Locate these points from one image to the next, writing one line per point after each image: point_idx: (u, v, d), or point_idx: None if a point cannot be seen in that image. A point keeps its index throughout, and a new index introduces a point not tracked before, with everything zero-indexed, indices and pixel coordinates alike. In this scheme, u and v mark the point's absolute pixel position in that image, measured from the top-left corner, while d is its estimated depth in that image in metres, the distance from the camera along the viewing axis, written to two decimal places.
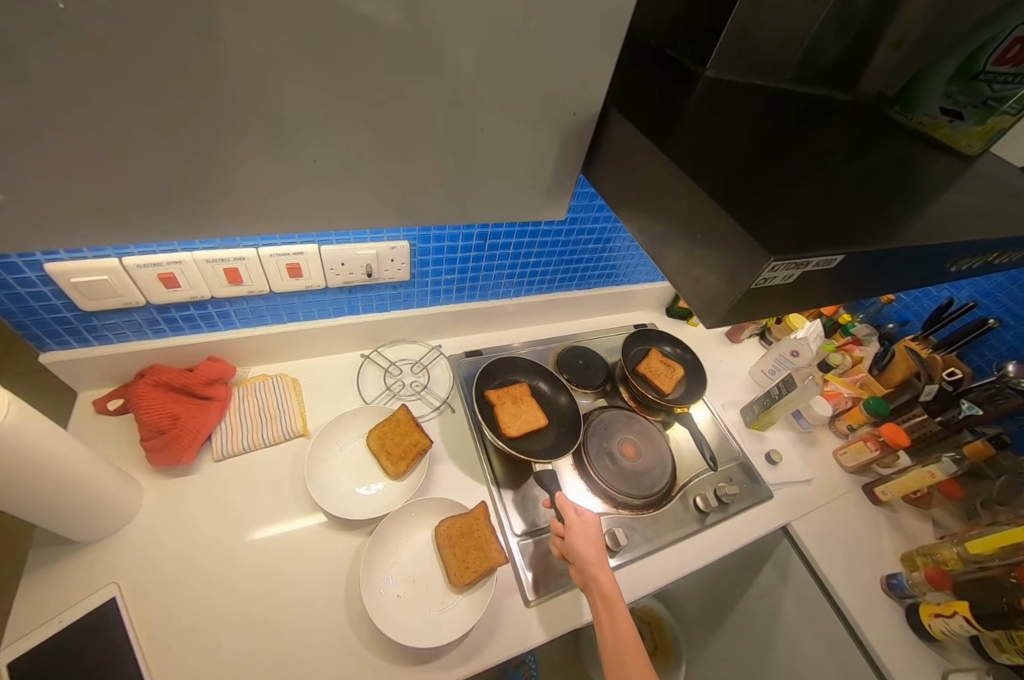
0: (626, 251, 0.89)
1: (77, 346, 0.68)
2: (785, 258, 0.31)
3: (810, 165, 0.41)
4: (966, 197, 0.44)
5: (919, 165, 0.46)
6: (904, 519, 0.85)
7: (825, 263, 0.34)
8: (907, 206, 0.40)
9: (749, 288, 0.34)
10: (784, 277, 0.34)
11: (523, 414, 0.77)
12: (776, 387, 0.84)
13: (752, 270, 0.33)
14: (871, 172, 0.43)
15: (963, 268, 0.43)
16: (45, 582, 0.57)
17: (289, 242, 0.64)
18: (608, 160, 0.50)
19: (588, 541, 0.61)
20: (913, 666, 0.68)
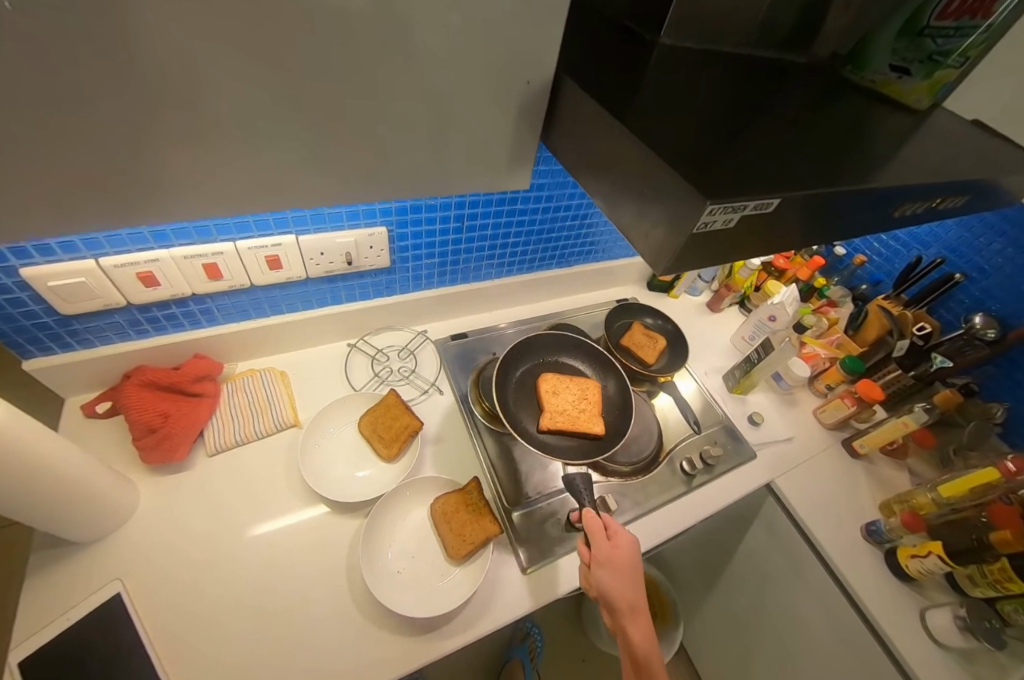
0: (604, 227, 0.90)
1: (61, 352, 0.68)
2: (721, 201, 0.32)
3: (764, 123, 0.43)
4: (915, 148, 0.46)
5: (871, 121, 0.48)
6: (880, 469, 0.89)
7: (762, 207, 0.35)
8: (856, 158, 0.42)
9: (691, 234, 0.35)
10: (724, 221, 0.35)
11: (586, 398, 0.73)
12: (756, 351, 0.86)
13: (692, 214, 0.34)
14: (824, 130, 0.44)
15: (911, 214, 0.45)
16: (47, 582, 0.58)
17: (266, 232, 0.64)
18: (568, 131, 0.51)
19: (613, 572, 0.57)
20: (887, 602, 0.73)
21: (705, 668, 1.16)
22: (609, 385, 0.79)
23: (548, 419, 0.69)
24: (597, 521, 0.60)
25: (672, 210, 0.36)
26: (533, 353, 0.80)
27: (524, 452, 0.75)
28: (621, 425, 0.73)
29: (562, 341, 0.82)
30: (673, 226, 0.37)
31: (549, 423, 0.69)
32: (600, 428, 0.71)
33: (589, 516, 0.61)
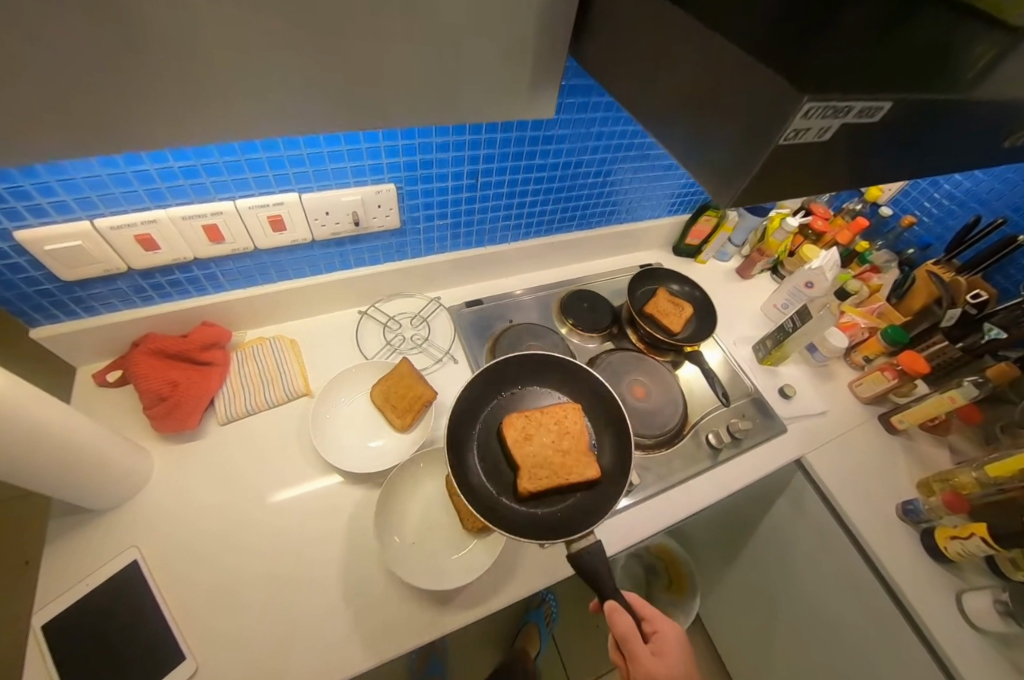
0: (629, 185, 0.84)
1: (67, 320, 0.66)
2: (827, 97, 0.23)
3: (836, 35, 0.36)
4: (1017, 67, 0.38)
5: (962, 37, 0.40)
6: (919, 445, 0.84)
7: (867, 113, 0.26)
8: (950, 76, 0.35)
9: (775, 146, 0.25)
10: (818, 130, 0.25)
11: (567, 432, 0.60)
12: (790, 320, 0.80)
13: (778, 121, 0.24)
14: (909, 45, 0.37)
15: (1012, 145, 0.38)
16: (65, 549, 0.58)
17: (268, 189, 0.60)
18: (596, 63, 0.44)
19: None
20: (921, 582, 0.69)
21: (721, 637, 1.16)
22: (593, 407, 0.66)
23: (529, 480, 0.56)
24: (628, 621, 0.47)
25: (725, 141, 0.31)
26: (496, 389, 0.66)
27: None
28: (622, 457, 0.61)
29: (531, 366, 0.68)
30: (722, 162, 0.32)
31: (531, 484, 0.57)
32: (593, 469, 0.58)
33: (620, 621, 0.46)
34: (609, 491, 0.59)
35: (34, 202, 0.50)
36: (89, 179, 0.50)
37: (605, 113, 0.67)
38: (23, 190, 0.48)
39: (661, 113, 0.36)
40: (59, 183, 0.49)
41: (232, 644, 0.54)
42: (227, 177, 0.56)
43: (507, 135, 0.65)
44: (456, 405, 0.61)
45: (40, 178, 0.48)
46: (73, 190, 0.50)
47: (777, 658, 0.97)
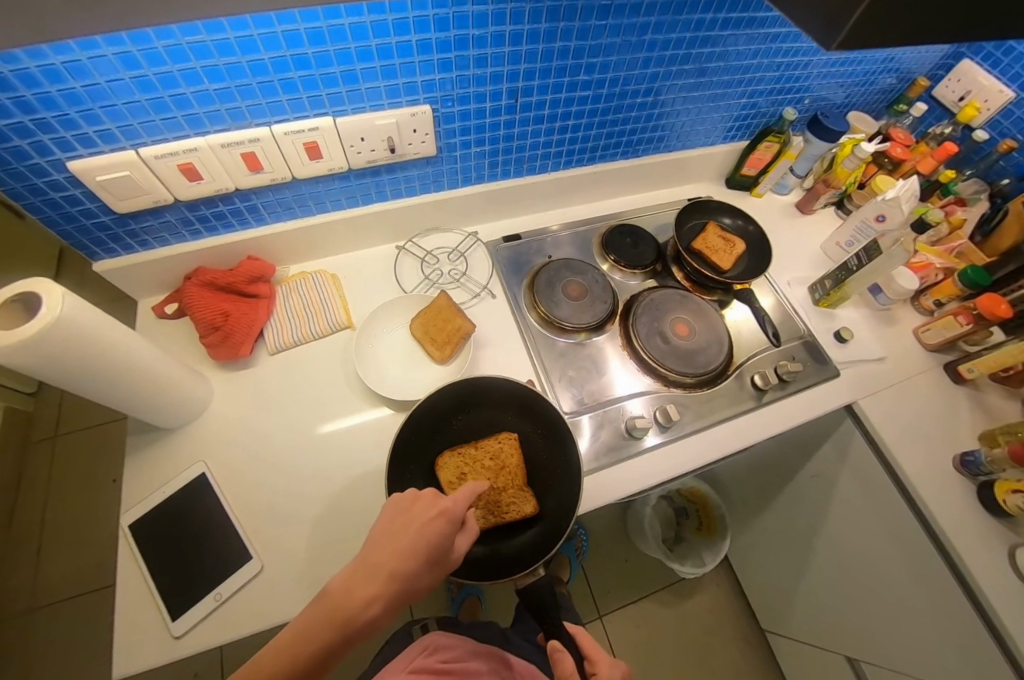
0: (681, 106, 0.76)
1: (125, 254, 0.69)
2: None
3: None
4: None
5: None
6: (987, 397, 0.77)
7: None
8: None
9: None
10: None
11: (502, 468, 0.61)
12: (855, 258, 0.74)
13: None
14: None
15: None
16: (141, 460, 0.64)
17: (302, 114, 0.58)
18: None
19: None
20: (976, 535, 0.66)
21: (748, 577, 1.18)
22: (533, 440, 0.64)
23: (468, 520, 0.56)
24: (570, 667, 0.46)
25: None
26: (435, 429, 0.63)
27: (581, 358, 0.71)
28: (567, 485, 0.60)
29: (467, 404, 0.65)
30: None
31: None
32: (530, 502, 0.59)
33: (560, 665, 0.47)
34: (552, 521, 0.59)
35: (82, 131, 0.50)
36: (130, 105, 0.50)
37: (660, 17, 0.59)
38: (70, 117, 0.49)
39: None
40: (102, 110, 0.49)
41: (293, 548, 0.59)
42: (262, 100, 0.54)
43: (550, 47, 0.59)
44: (394, 449, 0.59)
45: (84, 104, 0.48)
46: (116, 117, 0.50)
47: (805, 598, 0.99)
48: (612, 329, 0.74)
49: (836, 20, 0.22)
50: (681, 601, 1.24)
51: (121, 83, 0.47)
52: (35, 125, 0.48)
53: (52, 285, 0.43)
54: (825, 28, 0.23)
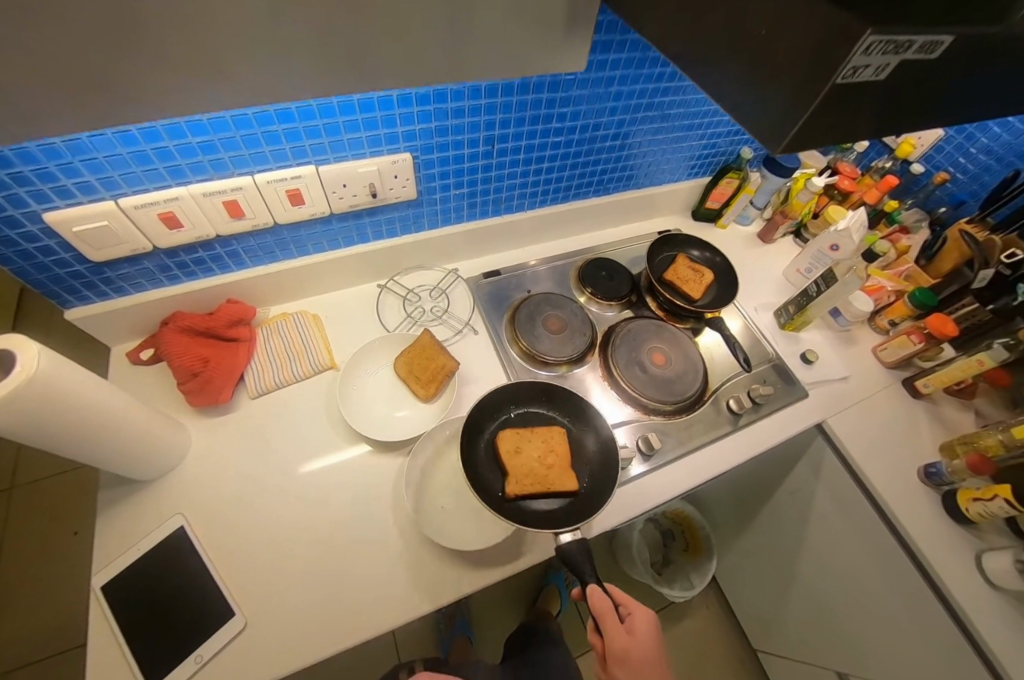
0: (647, 147, 0.81)
1: (99, 300, 0.68)
2: (890, 32, 0.21)
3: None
4: None
5: None
6: (944, 410, 0.82)
7: (928, 49, 0.24)
8: None
9: (829, 89, 0.24)
10: (877, 68, 0.23)
11: (553, 452, 0.62)
12: (814, 285, 0.79)
13: (835, 60, 0.23)
14: None
15: None
16: (112, 517, 0.61)
17: (285, 163, 0.59)
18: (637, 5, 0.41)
19: (632, 663, 0.49)
20: (945, 545, 0.69)
21: (735, 596, 1.19)
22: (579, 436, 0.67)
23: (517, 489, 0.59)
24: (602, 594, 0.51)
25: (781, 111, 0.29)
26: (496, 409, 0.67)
27: None
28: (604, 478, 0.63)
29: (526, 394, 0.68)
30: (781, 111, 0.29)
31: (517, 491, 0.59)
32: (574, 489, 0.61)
33: (595, 595, 0.51)
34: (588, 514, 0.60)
35: (60, 183, 0.50)
36: (111, 157, 0.50)
37: (623, 71, 0.64)
38: (49, 171, 0.49)
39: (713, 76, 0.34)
40: (82, 163, 0.49)
41: (276, 600, 0.57)
42: (245, 151, 0.56)
43: (523, 99, 0.63)
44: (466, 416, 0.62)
45: (64, 158, 0.48)
46: (96, 169, 0.51)
47: (792, 615, 1.00)
48: (592, 359, 0.76)
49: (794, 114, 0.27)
50: (674, 624, 1.24)
51: (102, 137, 0.48)
52: (12, 179, 0.48)
53: (25, 341, 0.43)
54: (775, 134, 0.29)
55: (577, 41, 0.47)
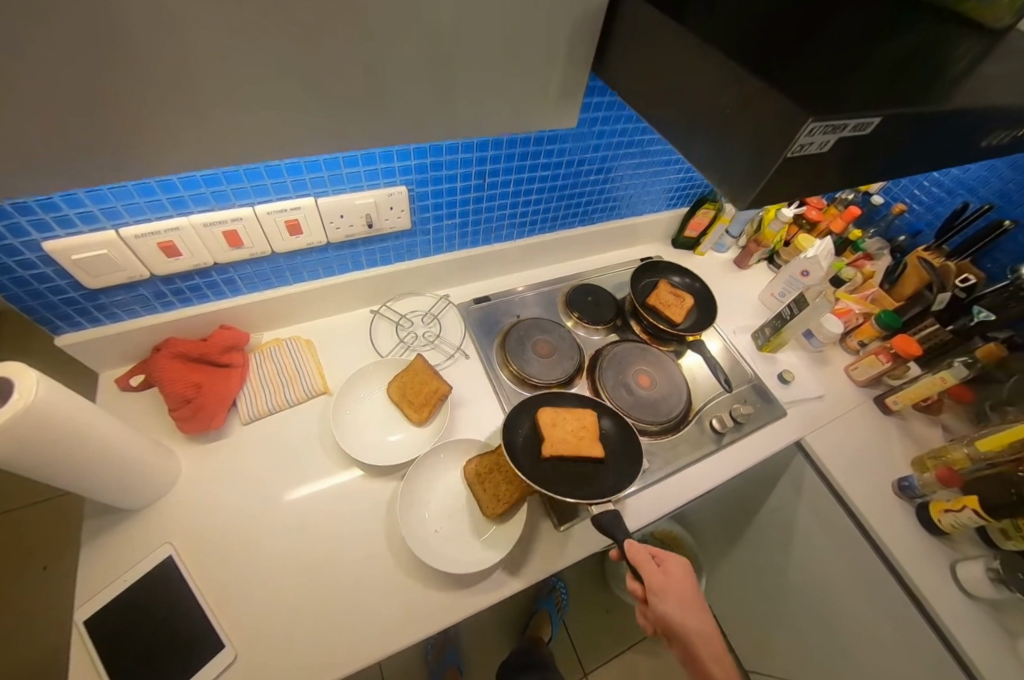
0: (629, 180, 0.86)
1: (91, 326, 0.68)
2: (826, 118, 0.27)
3: (838, 35, 0.38)
4: (1005, 66, 0.40)
5: (952, 43, 0.41)
6: (913, 425, 0.87)
7: (860, 128, 0.30)
8: (942, 74, 0.36)
9: (784, 159, 0.30)
10: (821, 143, 0.30)
11: (586, 429, 0.68)
12: (788, 308, 0.83)
13: (787, 136, 0.29)
14: (905, 49, 0.38)
15: (993, 142, 0.39)
16: (96, 549, 0.60)
17: (285, 195, 0.62)
18: (617, 60, 0.45)
19: (672, 599, 0.53)
20: (921, 557, 0.72)
21: (725, 616, 1.20)
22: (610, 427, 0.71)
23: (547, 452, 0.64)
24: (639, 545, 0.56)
25: (747, 162, 0.33)
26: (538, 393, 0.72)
27: None
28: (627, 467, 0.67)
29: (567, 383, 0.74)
30: (749, 162, 0.33)
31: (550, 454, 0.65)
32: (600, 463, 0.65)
33: (634, 546, 0.56)
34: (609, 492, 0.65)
35: (63, 213, 0.52)
36: (115, 189, 0.52)
37: (605, 113, 0.69)
38: (53, 201, 0.50)
39: (698, 128, 0.37)
40: (87, 194, 0.51)
41: (267, 631, 0.57)
42: (246, 184, 0.58)
43: (513, 137, 0.67)
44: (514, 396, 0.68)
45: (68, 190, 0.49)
46: (99, 200, 0.52)
47: (779, 632, 1.02)
48: (580, 381, 0.79)
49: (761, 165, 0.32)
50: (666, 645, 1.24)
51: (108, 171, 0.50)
52: (15, 209, 0.49)
53: (27, 369, 0.44)
54: (743, 186, 0.35)
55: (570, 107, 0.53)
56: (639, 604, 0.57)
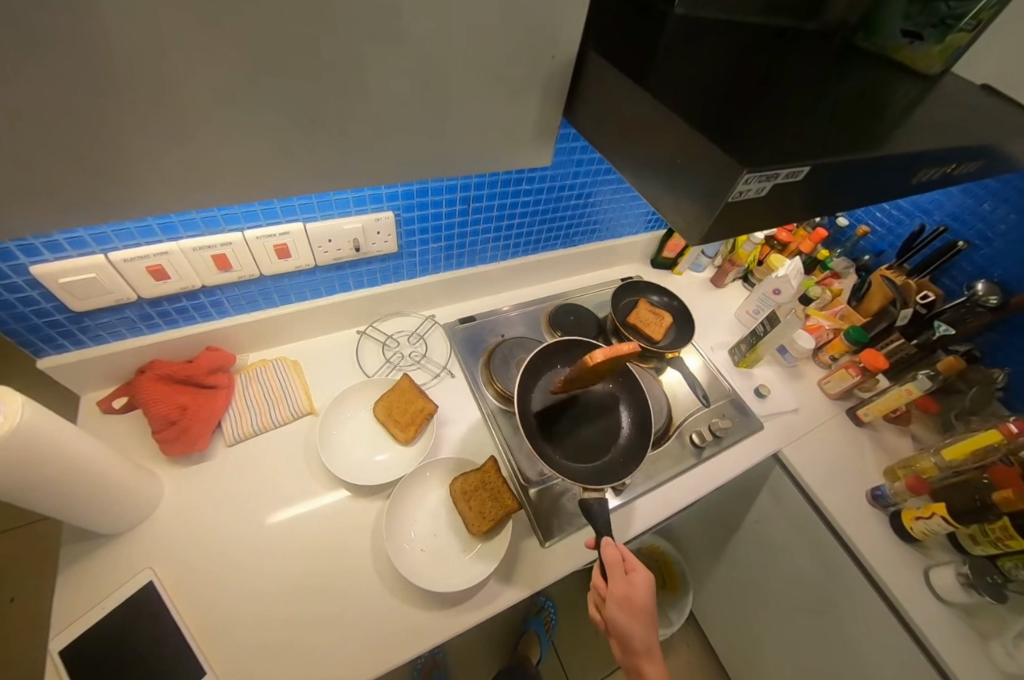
0: (608, 205, 0.90)
1: (75, 349, 0.68)
2: (757, 171, 0.31)
3: (785, 81, 0.42)
4: (936, 110, 0.44)
5: (889, 89, 0.45)
6: (884, 436, 0.90)
7: (792, 175, 0.33)
8: (878, 119, 0.40)
9: (725, 203, 0.34)
10: (757, 190, 0.33)
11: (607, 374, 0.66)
12: (761, 325, 0.87)
13: (726, 184, 0.32)
14: (845, 97, 0.42)
15: (919, 181, 0.41)
16: (71, 578, 0.58)
17: (274, 221, 0.63)
18: (588, 101, 0.49)
19: (631, 610, 0.54)
20: (895, 566, 0.74)
21: (714, 631, 1.20)
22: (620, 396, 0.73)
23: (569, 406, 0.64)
24: (613, 549, 0.56)
25: (702, 199, 0.36)
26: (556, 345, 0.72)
27: None
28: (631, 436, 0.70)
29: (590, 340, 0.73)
30: (707, 201, 0.35)
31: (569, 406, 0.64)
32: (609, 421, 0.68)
33: (606, 548, 0.56)
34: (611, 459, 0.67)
35: (52, 239, 0.52)
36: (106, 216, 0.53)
37: (583, 144, 0.73)
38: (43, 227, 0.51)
39: (661, 170, 0.40)
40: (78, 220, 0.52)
41: (249, 658, 0.56)
42: (236, 211, 0.60)
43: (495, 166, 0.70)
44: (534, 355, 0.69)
45: None
46: (90, 226, 0.53)
47: (766, 646, 1.02)
48: None
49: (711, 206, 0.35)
50: None
51: None
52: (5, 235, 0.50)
53: (13, 394, 0.44)
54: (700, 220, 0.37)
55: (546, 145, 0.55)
56: (595, 591, 0.59)
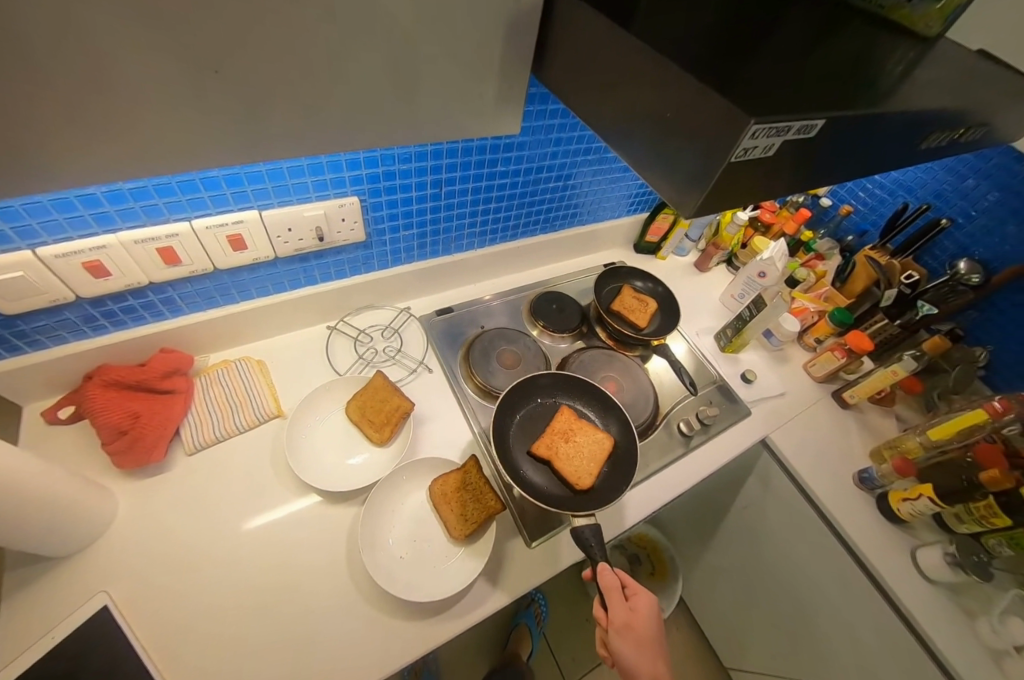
0: (588, 187, 0.87)
1: (9, 356, 0.61)
2: (767, 120, 0.27)
3: (777, 36, 0.39)
4: (934, 71, 0.41)
5: (884, 48, 0.43)
6: (870, 417, 0.90)
7: (804, 130, 0.30)
8: (876, 79, 0.37)
9: (728, 163, 0.30)
10: (765, 147, 0.30)
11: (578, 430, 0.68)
12: (747, 309, 0.85)
13: (731, 137, 0.29)
14: (839, 55, 0.39)
15: (931, 145, 0.40)
16: (12, 607, 0.53)
17: (225, 208, 0.58)
18: (564, 62, 0.44)
19: (633, 640, 0.51)
20: (885, 547, 0.74)
21: (704, 616, 1.21)
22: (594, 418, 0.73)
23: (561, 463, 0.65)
24: (609, 576, 0.53)
25: (695, 164, 0.32)
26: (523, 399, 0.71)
27: None
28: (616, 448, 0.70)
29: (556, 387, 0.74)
30: (702, 167, 0.32)
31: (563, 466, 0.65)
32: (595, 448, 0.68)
33: (603, 575, 0.54)
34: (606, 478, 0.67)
35: None
36: (28, 205, 0.47)
37: (561, 120, 0.69)
38: None
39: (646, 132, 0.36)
40: None
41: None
42: (181, 197, 0.54)
43: (468, 144, 0.65)
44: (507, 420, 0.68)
45: None
46: (11, 218, 0.47)
47: (754, 629, 1.03)
48: None
49: (708, 168, 0.31)
50: None
51: None
52: None
53: None
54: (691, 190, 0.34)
55: (511, 108, 0.50)
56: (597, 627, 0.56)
